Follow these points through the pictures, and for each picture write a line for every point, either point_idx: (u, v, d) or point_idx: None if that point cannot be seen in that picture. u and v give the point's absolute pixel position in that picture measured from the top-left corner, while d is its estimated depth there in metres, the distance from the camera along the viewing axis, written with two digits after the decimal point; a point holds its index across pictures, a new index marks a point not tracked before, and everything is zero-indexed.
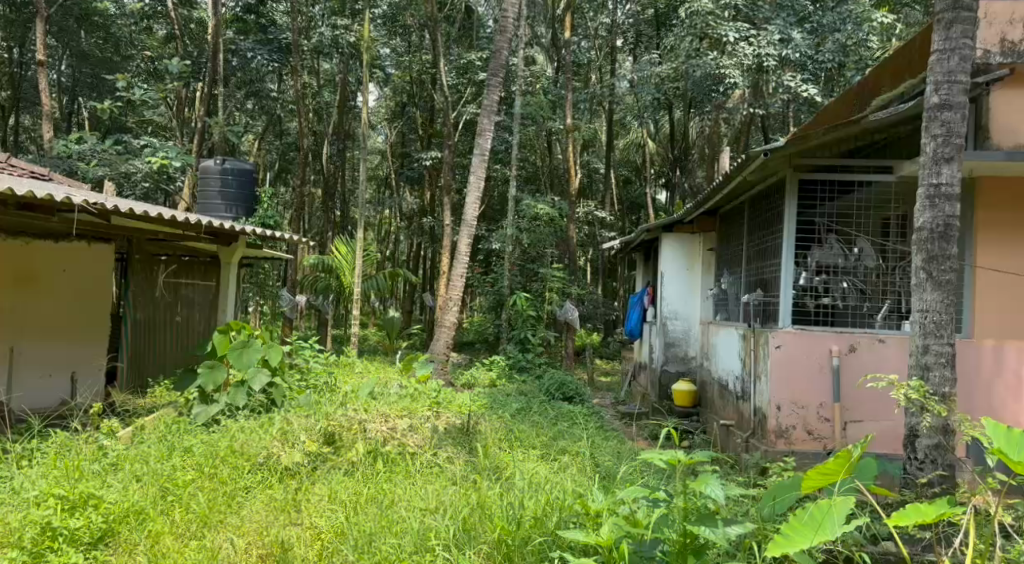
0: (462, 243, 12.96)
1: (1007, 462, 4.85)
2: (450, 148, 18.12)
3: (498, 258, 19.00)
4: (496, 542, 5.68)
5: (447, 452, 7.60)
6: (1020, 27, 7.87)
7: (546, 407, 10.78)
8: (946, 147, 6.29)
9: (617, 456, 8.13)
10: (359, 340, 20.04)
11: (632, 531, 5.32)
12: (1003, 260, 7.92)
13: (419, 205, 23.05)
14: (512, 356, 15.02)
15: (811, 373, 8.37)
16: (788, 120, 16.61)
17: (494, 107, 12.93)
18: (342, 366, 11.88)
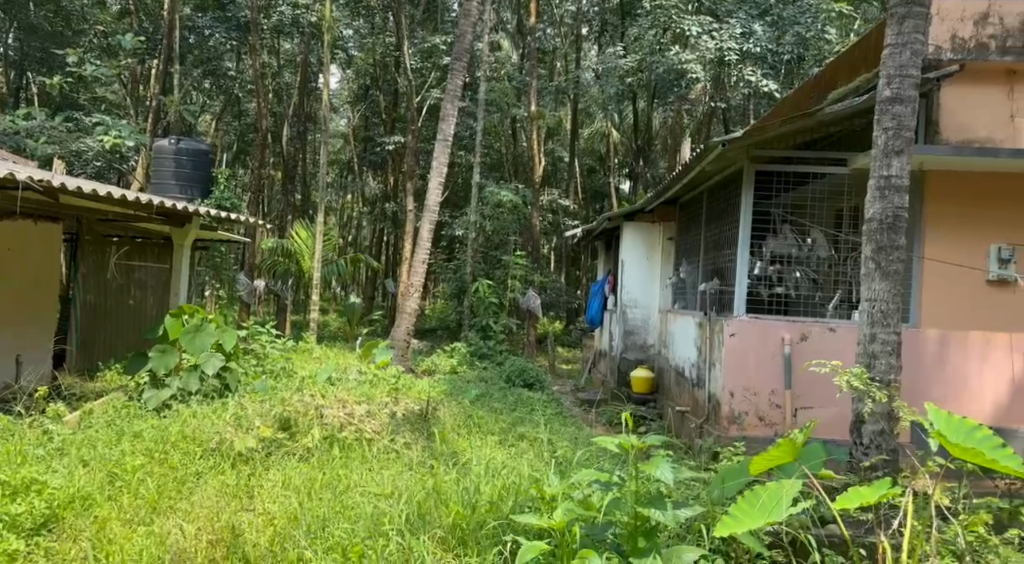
0: (424, 229, 12.93)
1: (946, 447, 4.78)
2: (413, 133, 18.07)
3: (461, 244, 19.02)
4: (451, 526, 5.68)
5: (404, 438, 7.62)
6: (972, 25, 7.96)
7: (505, 393, 10.81)
8: (896, 140, 6.35)
9: (573, 442, 8.19)
10: (320, 326, 19.96)
11: (584, 515, 5.35)
12: (949, 252, 8.09)
13: (381, 189, 23.01)
14: (473, 343, 15.05)
15: (764, 361, 8.49)
16: (749, 114, 16.80)
17: (457, 92, 12.92)
18: (301, 351, 11.84)
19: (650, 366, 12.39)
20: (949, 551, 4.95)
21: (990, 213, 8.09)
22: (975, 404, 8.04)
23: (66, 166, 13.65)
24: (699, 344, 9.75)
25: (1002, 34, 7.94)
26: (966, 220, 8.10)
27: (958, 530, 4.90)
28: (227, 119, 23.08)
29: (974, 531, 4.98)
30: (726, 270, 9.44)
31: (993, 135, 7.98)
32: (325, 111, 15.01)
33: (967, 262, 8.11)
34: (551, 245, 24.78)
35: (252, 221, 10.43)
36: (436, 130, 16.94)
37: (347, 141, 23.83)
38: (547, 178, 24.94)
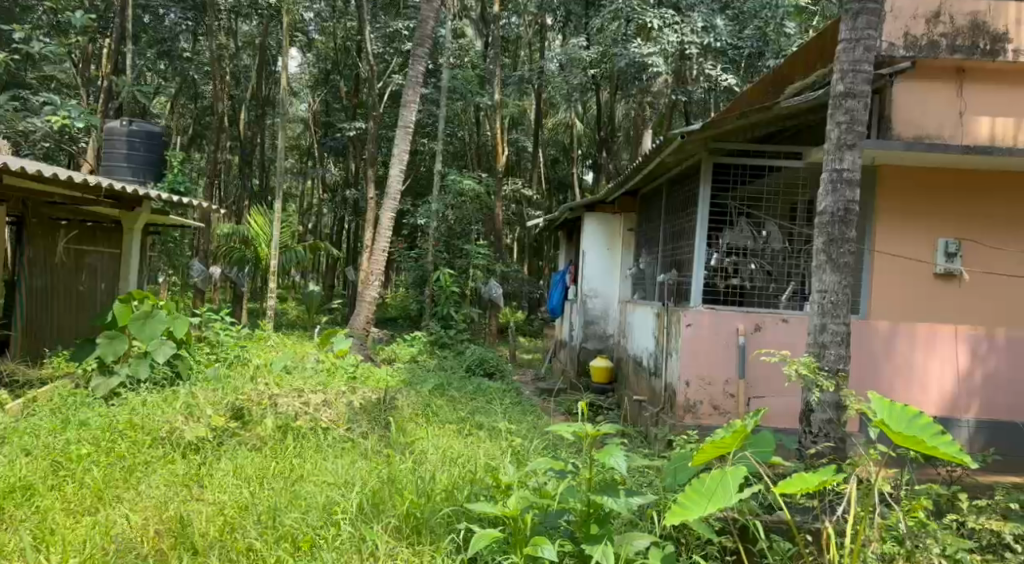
0: (385, 217, 12.90)
1: (889, 435, 4.87)
2: (375, 119, 18.01)
3: (422, 233, 19.00)
4: (404, 516, 5.67)
5: (359, 428, 7.66)
6: (923, 23, 8.12)
7: (465, 383, 10.84)
8: (849, 134, 6.45)
9: (530, 432, 8.23)
10: (277, 314, 19.83)
11: (538, 503, 5.33)
12: (899, 245, 8.26)
13: (342, 176, 22.91)
14: (434, 332, 15.05)
15: (719, 351, 8.61)
16: (712, 107, 17.13)
17: (419, 78, 12.91)
18: (257, 339, 11.77)
19: (609, 356, 12.48)
20: (891, 535, 5.02)
21: (938, 208, 8.27)
22: (921, 393, 8.23)
23: (13, 146, 13.40)
24: (656, 334, 9.85)
25: (953, 32, 8.08)
26: (915, 214, 8.26)
27: (899, 516, 4.97)
28: (184, 101, 22.82)
29: (915, 516, 5.05)
30: (684, 261, 9.56)
31: (944, 131, 8.13)
32: (284, 95, 14.86)
33: (915, 255, 8.28)
34: (513, 235, 24.83)
35: (207, 206, 10.35)
36: (397, 116, 16.89)
37: (306, 126, 23.60)
38: (511, 168, 24.97)
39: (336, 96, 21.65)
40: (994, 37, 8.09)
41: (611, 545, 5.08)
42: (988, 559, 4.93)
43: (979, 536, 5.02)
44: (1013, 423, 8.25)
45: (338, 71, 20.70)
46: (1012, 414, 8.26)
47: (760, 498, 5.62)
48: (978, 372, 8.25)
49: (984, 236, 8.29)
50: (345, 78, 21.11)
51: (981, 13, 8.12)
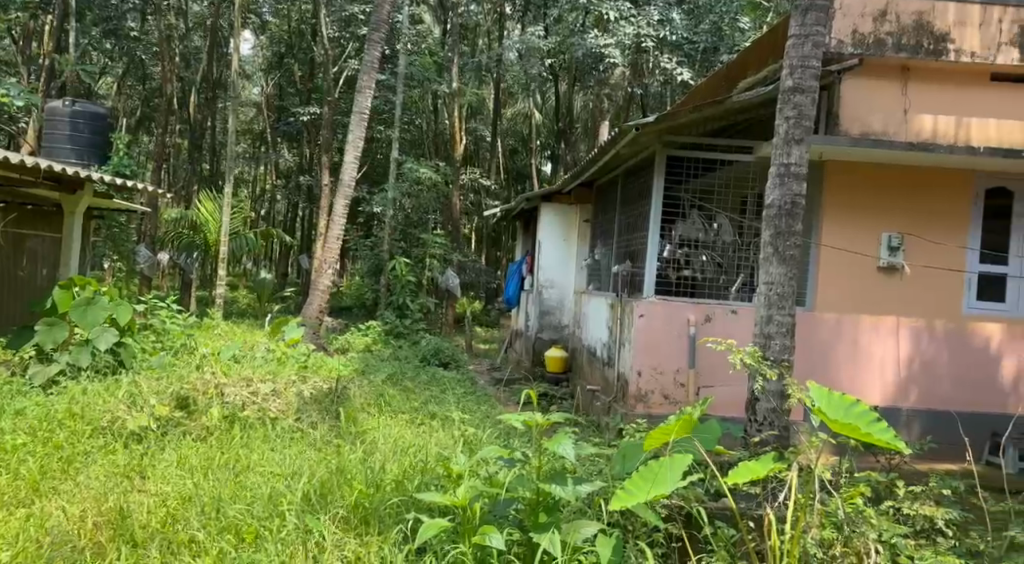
0: (339, 205, 12.85)
1: (827, 423, 4.99)
2: (330, 104, 17.91)
3: (378, 221, 18.93)
4: (352, 507, 5.67)
5: (307, 418, 7.69)
6: (871, 21, 8.34)
7: (418, 372, 10.88)
8: (797, 129, 6.53)
9: (482, 421, 8.26)
10: (228, 302, 19.61)
11: (486, 492, 5.36)
12: (844, 239, 8.45)
13: (296, 161, 22.78)
14: (388, 322, 15.03)
15: (670, 341, 8.73)
16: (668, 100, 17.26)
17: (375, 63, 12.88)
18: (205, 328, 11.67)
19: (563, 346, 12.57)
20: (830, 521, 5.06)
21: (883, 203, 8.46)
22: (863, 383, 8.44)
23: None
24: (610, 325, 9.97)
25: (898, 31, 8.30)
26: (861, 209, 8.45)
27: (838, 501, 5.02)
28: (131, 83, 22.49)
29: (853, 502, 5.12)
30: (638, 252, 9.67)
31: (890, 128, 8.32)
32: (235, 77, 14.71)
33: (860, 249, 8.47)
34: (471, 225, 24.83)
35: (154, 190, 10.24)
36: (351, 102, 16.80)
37: (259, 110, 23.32)
38: (469, 158, 24.97)
39: (289, 80, 21.61)
40: (938, 37, 8.30)
41: (558, 532, 5.09)
42: (922, 543, 5.01)
43: (913, 522, 5.09)
44: (950, 412, 8.47)
45: (292, 55, 20.58)
46: (951, 404, 8.47)
47: (706, 486, 5.63)
48: (918, 363, 8.48)
49: (927, 231, 8.49)
50: (300, 62, 20.97)
51: (925, 13, 8.34)
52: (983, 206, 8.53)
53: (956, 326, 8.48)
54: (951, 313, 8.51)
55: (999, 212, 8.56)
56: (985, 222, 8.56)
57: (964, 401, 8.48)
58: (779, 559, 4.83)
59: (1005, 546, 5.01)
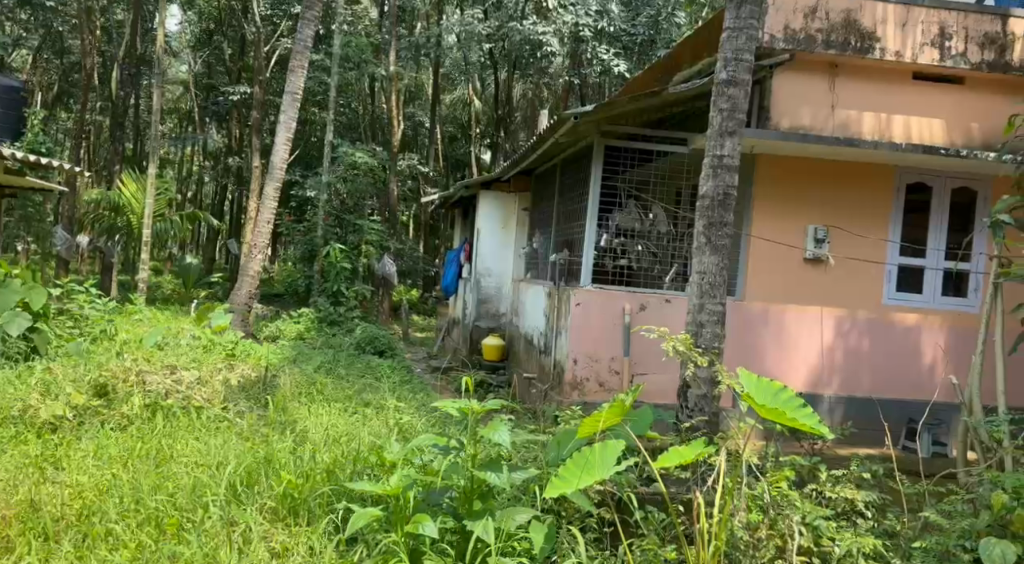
0: (270, 189, 12.71)
1: (755, 409, 5.13)
2: (260, 84, 17.65)
3: (311, 205, 18.73)
4: (281, 496, 5.65)
5: (235, 406, 7.64)
6: (802, 17, 8.41)
7: (351, 360, 10.84)
8: (730, 121, 6.59)
9: (417, 408, 8.27)
10: (152, 288, 19.25)
11: (421, 480, 5.37)
12: (772, 230, 8.67)
13: (225, 143, 22.46)
14: (324, 309, 14.75)
15: (605, 329, 8.87)
16: (605, 89, 17.38)
17: (309, 40, 12.57)
18: (126, 314, 11.51)
19: (501, 333, 12.63)
20: (756, 504, 5.17)
21: (810, 196, 8.69)
22: (789, 370, 8.69)
23: None
24: (547, 312, 10.07)
25: (828, 28, 8.44)
26: (788, 201, 8.67)
27: (765, 485, 5.12)
28: (49, 58, 21.94)
29: (778, 486, 5.20)
30: (576, 241, 9.77)
31: (816, 122, 8.55)
32: (160, 54, 14.45)
33: (787, 240, 8.69)
34: (409, 211, 24.68)
35: (71, 169, 10.06)
36: (284, 82, 16.57)
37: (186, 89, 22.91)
38: (407, 144, 24.80)
39: (219, 58, 21.29)
40: (864, 35, 8.47)
41: (492, 519, 5.13)
42: (843, 525, 5.12)
43: (835, 503, 5.21)
44: (871, 398, 8.78)
45: (222, 32, 20.31)
46: (871, 390, 8.77)
47: (639, 470, 5.71)
48: (841, 350, 8.76)
49: (851, 223, 8.76)
50: (231, 41, 20.96)
51: (853, 11, 8.48)
52: (904, 199, 8.82)
53: (877, 315, 8.77)
54: (873, 303, 8.80)
55: (919, 206, 8.86)
56: (906, 215, 8.85)
57: (883, 387, 8.78)
58: (708, 541, 4.91)
59: (921, 526, 5.15)
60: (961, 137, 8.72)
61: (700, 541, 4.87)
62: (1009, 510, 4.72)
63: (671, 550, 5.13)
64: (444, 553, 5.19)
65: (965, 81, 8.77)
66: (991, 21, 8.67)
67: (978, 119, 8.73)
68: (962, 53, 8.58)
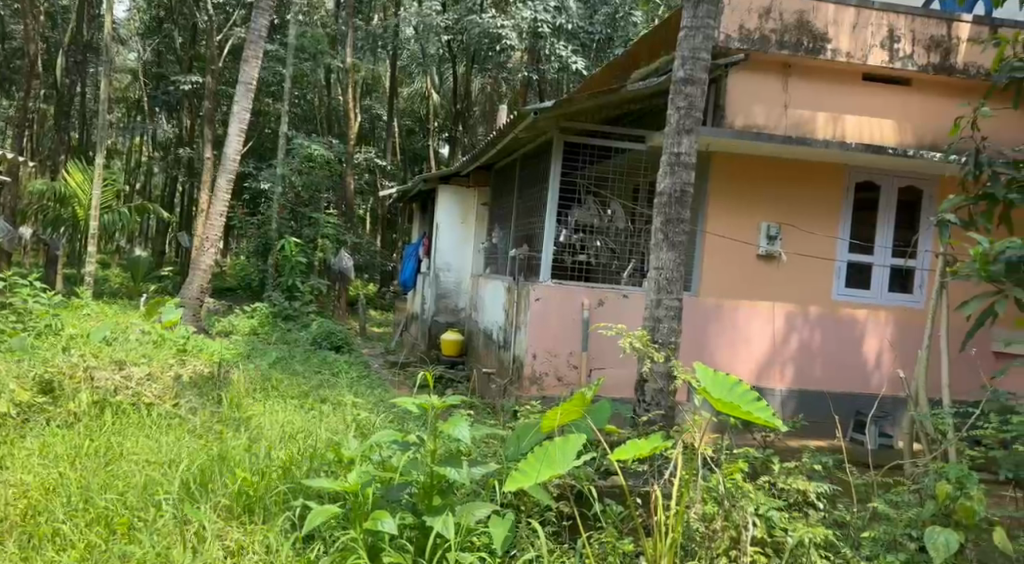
0: (223, 181, 12.60)
1: (710, 402, 5.20)
2: (213, 74, 17.47)
3: (265, 198, 18.56)
4: (235, 494, 5.66)
5: (187, 403, 7.59)
6: (757, 18, 8.58)
7: (308, 356, 10.82)
8: (687, 120, 6.69)
9: (374, 404, 8.29)
10: (98, 282, 18.98)
11: (379, 477, 5.40)
12: (728, 226, 8.83)
13: (176, 134, 22.21)
14: (278, 304, 14.70)
15: (563, 324, 8.98)
16: (563, 85, 17.47)
17: (263, 31, 12.36)
18: (72, 308, 11.37)
19: (460, 329, 12.68)
20: (711, 496, 5.27)
21: (763, 193, 8.85)
22: (741, 363, 8.88)
23: None
24: (507, 308, 10.13)
25: (781, 29, 8.60)
26: (743, 198, 8.83)
27: (719, 477, 5.21)
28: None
29: (733, 478, 5.31)
30: (535, 237, 9.85)
31: (770, 121, 8.71)
32: (109, 41, 14.25)
33: (741, 236, 8.86)
34: (365, 205, 24.57)
35: (15, 159, 9.90)
36: (238, 72, 16.37)
37: (135, 77, 22.63)
38: (364, 137, 24.69)
39: (169, 47, 21.02)
40: (817, 36, 8.65)
41: (452, 515, 5.19)
42: (795, 515, 5.24)
43: (787, 495, 5.32)
44: (820, 391, 9.00)
45: (172, 21, 20.06)
46: (820, 383, 9.00)
47: (597, 464, 5.80)
48: (791, 345, 8.96)
49: (803, 220, 8.94)
50: (181, 29, 20.63)
51: (806, 12, 8.66)
52: (853, 197, 9.03)
53: (827, 310, 8.98)
54: (823, 299, 9.00)
55: (867, 204, 9.07)
56: (855, 213, 9.05)
57: (832, 380, 9.02)
58: (664, 534, 5.01)
59: (869, 516, 5.28)
60: (910, 137, 8.94)
61: (658, 533, 4.97)
62: (953, 499, 4.82)
63: (629, 543, 5.23)
64: (403, 548, 5.25)
65: (914, 83, 8.99)
66: (938, 24, 8.88)
67: (925, 120, 8.95)
68: (909, 56, 8.80)
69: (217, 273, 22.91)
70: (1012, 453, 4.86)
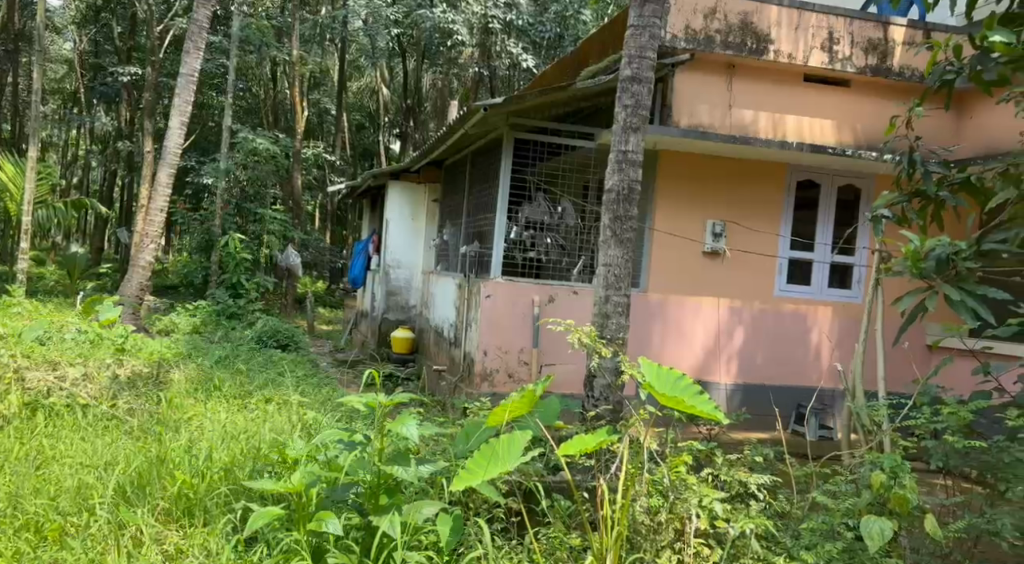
0: (163, 176, 12.41)
1: (655, 396, 5.32)
2: (153, 65, 17.24)
3: (208, 193, 18.33)
4: (175, 496, 5.64)
5: (125, 403, 7.50)
6: (701, 18, 8.73)
7: (253, 355, 10.75)
8: (634, 117, 6.76)
9: (319, 403, 8.27)
10: (33, 280, 18.59)
11: (323, 477, 5.40)
12: (674, 223, 8.96)
13: (115, 126, 21.80)
14: (222, 302, 14.56)
15: (513, 321, 9.05)
16: (515, 83, 17.61)
17: (206, 23, 12.17)
18: (5, 307, 11.15)
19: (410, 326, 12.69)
20: (656, 489, 5.36)
21: (708, 190, 9.00)
22: (687, 358, 9.03)
23: None
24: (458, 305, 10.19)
25: (726, 29, 8.77)
26: (689, 194, 8.97)
27: (664, 470, 5.30)
28: None
29: (677, 470, 5.40)
30: (486, 233, 9.91)
31: (714, 120, 8.86)
32: (41, 31, 13.91)
33: (687, 233, 9.00)
34: (314, 201, 24.39)
35: None
36: (180, 64, 16.11)
37: (70, 67, 22.17)
38: (311, 130, 24.49)
39: (106, 36, 20.65)
40: (760, 37, 8.83)
41: (398, 514, 5.20)
42: (737, 506, 5.37)
43: (729, 487, 5.45)
44: (760, 384, 9.20)
45: (110, 10, 19.68)
46: (761, 377, 9.19)
47: (546, 460, 5.86)
48: (736, 340, 9.14)
49: (747, 218, 9.12)
50: (119, 18, 20.25)
51: (750, 14, 8.82)
52: (795, 196, 9.23)
53: (770, 306, 9.18)
54: (765, 295, 9.20)
55: (808, 202, 9.29)
56: (796, 211, 9.27)
57: (774, 375, 9.22)
58: (611, 528, 5.09)
59: (809, 507, 5.41)
60: (849, 138, 9.16)
61: (604, 528, 5.05)
62: (887, 489, 4.95)
63: (576, 538, 5.31)
64: (348, 549, 5.26)
65: (852, 84, 9.21)
66: (875, 27, 9.10)
67: (862, 120, 9.18)
68: (848, 58, 9.01)
69: (159, 270, 22.56)
70: (940, 442, 5.04)
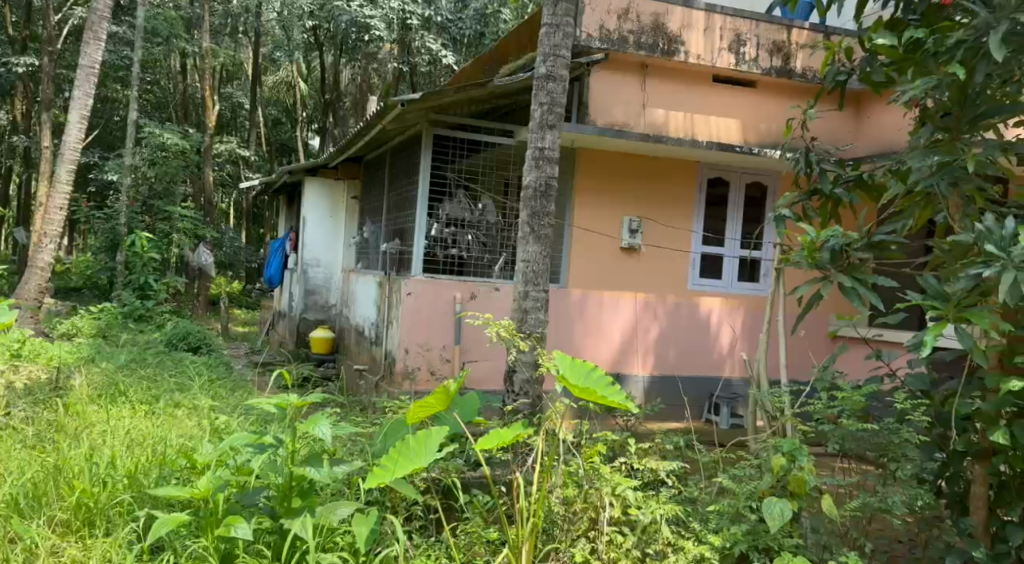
0: (63, 172, 12.05)
1: (569, 388, 5.41)
2: (51, 56, 16.75)
3: (113, 190, 17.89)
4: (74, 507, 5.53)
5: (19, 411, 7.33)
6: (615, 18, 8.87)
7: (163, 358, 10.56)
8: (549, 115, 6.87)
9: (231, 407, 8.18)
10: None
11: (233, 482, 5.38)
12: (592, 220, 9.10)
13: (12, 121, 21.05)
14: (127, 304, 14.15)
15: (434, 318, 9.11)
16: (434, 79, 17.67)
17: (106, 14, 11.84)
18: None
19: (331, 326, 12.62)
20: (572, 479, 5.49)
21: (624, 187, 9.17)
22: (605, 352, 9.18)
23: None
24: (378, 304, 10.19)
25: (638, 30, 8.94)
26: (606, 191, 9.12)
27: (578, 460, 5.44)
28: None
29: (591, 459, 5.56)
30: (406, 231, 9.94)
31: (629, 119, 9.03)
32: None
33: (605, 230, 9.15)
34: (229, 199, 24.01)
35: None
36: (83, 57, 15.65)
37: None
38: (225, 126, 24.18)
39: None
40: (670, 38, 9.04)
41: (311, 516, 5.20)
42: (648, 494, 5.52)
43: (641, 475, 5.60)
44: (673, 375, 9.49)
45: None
46: (674, 368, 9.47)
47: (465, 456, 5.91)
48: (652, 333, 9.36)
49: (661, 215, 9.33)
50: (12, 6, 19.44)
51: (661, 15, 9.02)
52: (705, 193, 9.49)
53: (684, 300, 9.45)
54: (679, 289, 9.45)
55: (719, 199, 9.55)
56: (707, 208, 9.53)
57: (687, 367, 9.51)
58: (527, 519, 5.21)
59: (716, 492, 5.58)
60: (758, 136, 9.45)
61: (521, 519, 5.18)
62: (787, 472, 5.13)
63: (493, 531, 5.39)
64: (260, 553, 5.22)
65: (759, 85, 9.51)
66: (779, 30, 9.43)
67: (768, 120, 9.49)
68: (754, 59, 9.31)
69: (64, 272, 21.94)
70: (837, 427, 5.26)
